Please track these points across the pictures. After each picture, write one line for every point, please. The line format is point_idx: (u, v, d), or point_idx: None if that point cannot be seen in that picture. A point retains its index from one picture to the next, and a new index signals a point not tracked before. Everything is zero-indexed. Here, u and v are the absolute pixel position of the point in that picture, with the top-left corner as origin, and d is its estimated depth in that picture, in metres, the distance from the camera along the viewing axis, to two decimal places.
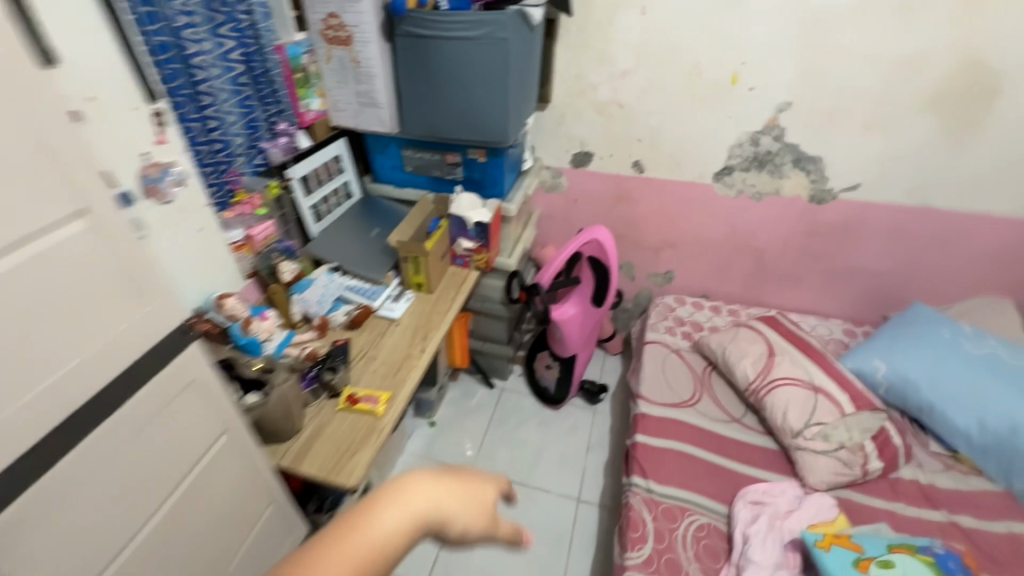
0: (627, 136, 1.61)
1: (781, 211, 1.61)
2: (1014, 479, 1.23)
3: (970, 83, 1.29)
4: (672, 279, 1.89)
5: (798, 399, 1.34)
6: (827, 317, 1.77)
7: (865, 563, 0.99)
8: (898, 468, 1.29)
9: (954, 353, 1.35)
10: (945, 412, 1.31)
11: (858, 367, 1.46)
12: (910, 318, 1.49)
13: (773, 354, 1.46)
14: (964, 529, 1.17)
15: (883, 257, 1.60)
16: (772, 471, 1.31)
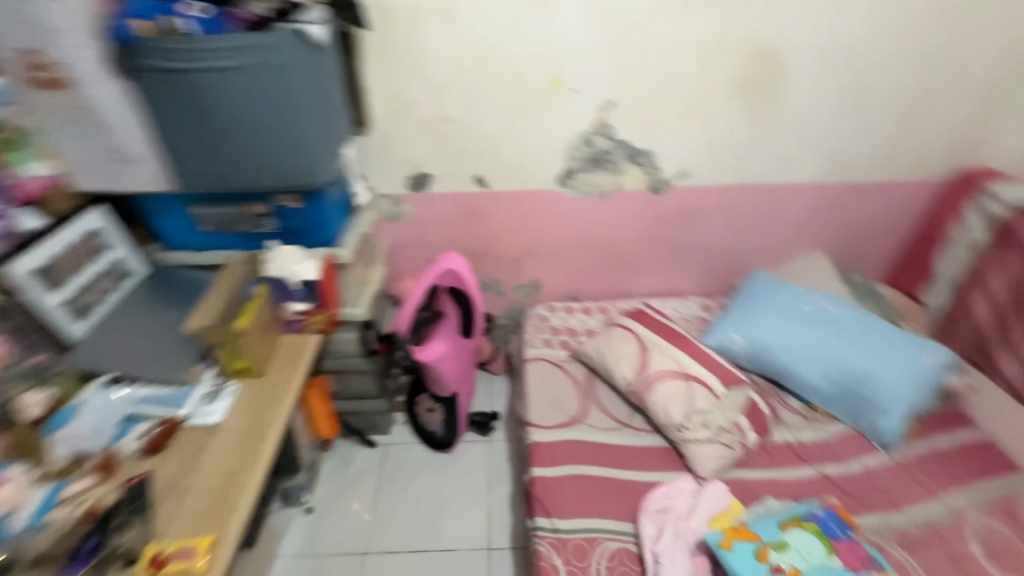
0: (464, 151, 1.50)
1: (627, 206, 1.63)
2: (859, 418, 1.37)
3: (760, 68, 1.40)
4: (540, 288, 1.84)
5: (676, 392, 1.36)
6: (686, 297, 1.84)
7: (765, 553, 1.01)
8: (770, 434, 1.36)
9: (793, 314, 1.48)
10: (797, 371, 1.43)
11: (720, 344, 1.53)
12: (757, 286, 1.60)
13: (647, 350, 1.47)
14: (832, 479, 1.27)
15: (720, 233, 1.70)
16: (666, 470, 1.30)
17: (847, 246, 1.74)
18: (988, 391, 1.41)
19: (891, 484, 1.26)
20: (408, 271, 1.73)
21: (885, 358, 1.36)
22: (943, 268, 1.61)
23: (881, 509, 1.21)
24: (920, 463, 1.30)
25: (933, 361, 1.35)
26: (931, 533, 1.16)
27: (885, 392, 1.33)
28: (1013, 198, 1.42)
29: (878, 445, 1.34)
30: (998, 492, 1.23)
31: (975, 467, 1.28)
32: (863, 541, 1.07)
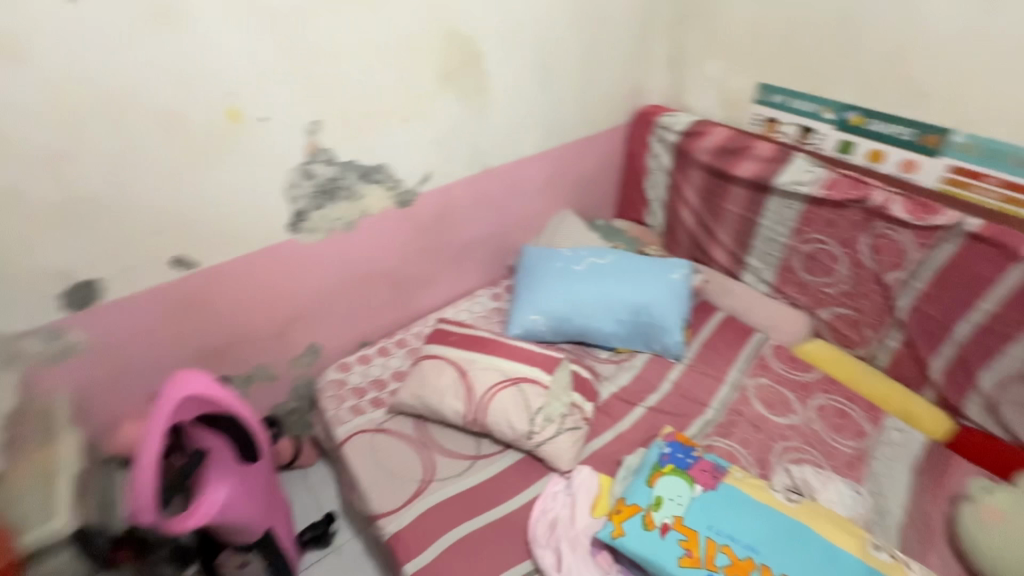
0: (136, 231, 1.07)
1: (382, 229, 1.44)
2: (653, 343, 1.54)
3: (456, 53, 1.34)
4: (321, 351, 1.53)
5: (511, 400, 1.30)
6: (474, 293, 1.79)
7: (649, 518, 1.04)
8: (599, 393, 1.43)
9: (572, 276, 1.57)
10: (595, 324, 1.54)
11: (524, 329, 1.57)
12: (533, 261, 1.64)
13: (465, 371, 1.36)
14: (658, 408, 1.41)
15: (481, 223, 1.67)
16: (534, 480, 1.25)
17: (583, 197, 1.92)
18: (715, 278, 1.76)
19: (694, 386, 1.46)
20: (127, 413, 1.22)
21: (649, 285, 1.54)
22: (652, 193, 1.92)
23: (697, 412, 1.40)
24: (703, 357, 1.54)
25: (681, 273, 1.57)
26: (733, 411, 1.39)
27: (662, 311, 1.52)
28: (677, 125, 1.74)
29: (672, 358, 1.54)
30: (751, 354, 1.55)
31: (732, 342, 1.59)
32: (705, 453, 1.19)
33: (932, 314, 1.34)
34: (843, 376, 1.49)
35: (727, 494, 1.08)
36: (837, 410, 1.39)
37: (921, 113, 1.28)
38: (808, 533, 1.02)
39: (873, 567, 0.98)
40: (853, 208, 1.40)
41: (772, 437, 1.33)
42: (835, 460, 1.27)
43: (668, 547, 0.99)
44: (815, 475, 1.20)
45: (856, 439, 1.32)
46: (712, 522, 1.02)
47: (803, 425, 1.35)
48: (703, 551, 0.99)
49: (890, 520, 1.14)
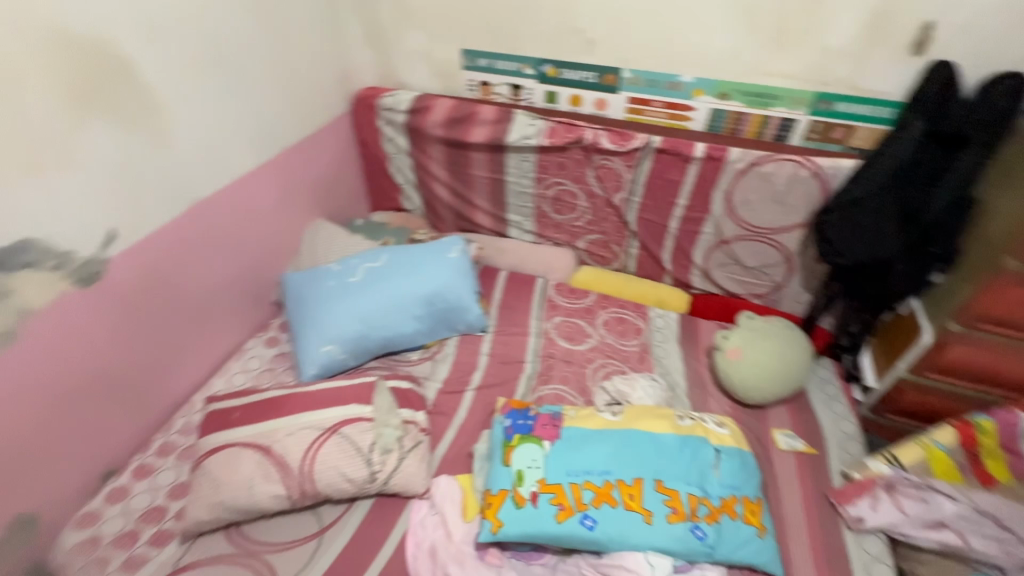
0: None
1: (69, 322, 1.05)
2: (458, 325, 1.52)
3: (93, 67, 1.00)
4: (41, 515, 1.08)
5: (338, 454, 1.12)
6: (243, 348, 1.50)
7: (518, 496, 1.04)
8: (426, 397, 1.37)
9: (351, 292, 1.44)
10: (395, 330, 1.44)
11: (321, 365, 1.39)
12: (298, 286, 1.49)
13: (268, 449, 1.12)
14: (485, 384, 1.42)
15: (218, 267, 1.38)
16: (396, 518, 1.13)
17: (329, 202, 1.76)
18: (487, 242, 1.83)
19: (507, 349, 1.52)
20: None
21: (434, 271, 1.50)
22: (400, 177, 1.87)
23: (519, 371, 1.46)
24: (504, 320, 1.61)
25: (459, 249, 1.56)
26: (546, 357, 1.50)
27: (454, 292, 1.50)
28: (399, 105, 1.70)
29: (479, 331, 1.56)
30: (541, 299, 1.69)
31: (522, 295, 1.70)
32: (540, 408, 1.25)
33: (652, 219, 1.64)
34: (612, 289, 1.74)
35: (570, 436, 1.15)
36: (617, 319, 1.63)
37: (596, 57, 1.47)
38: (637, 432, 1.17)
39: (686, 433, 1.18)
40: (573, 149, 1.58)
41: (582, 364, 1.48)
42: (631, 361, 1.49)
43: (544, 511, 1.02)
44: (624, 382, 1.36)
45: (638, 337, 1.56)
46: (569, 467, 1.08)
47: (600, 343, 1.54)
48: (572, 497, 1.04)
49: (680, 389, 1.41)
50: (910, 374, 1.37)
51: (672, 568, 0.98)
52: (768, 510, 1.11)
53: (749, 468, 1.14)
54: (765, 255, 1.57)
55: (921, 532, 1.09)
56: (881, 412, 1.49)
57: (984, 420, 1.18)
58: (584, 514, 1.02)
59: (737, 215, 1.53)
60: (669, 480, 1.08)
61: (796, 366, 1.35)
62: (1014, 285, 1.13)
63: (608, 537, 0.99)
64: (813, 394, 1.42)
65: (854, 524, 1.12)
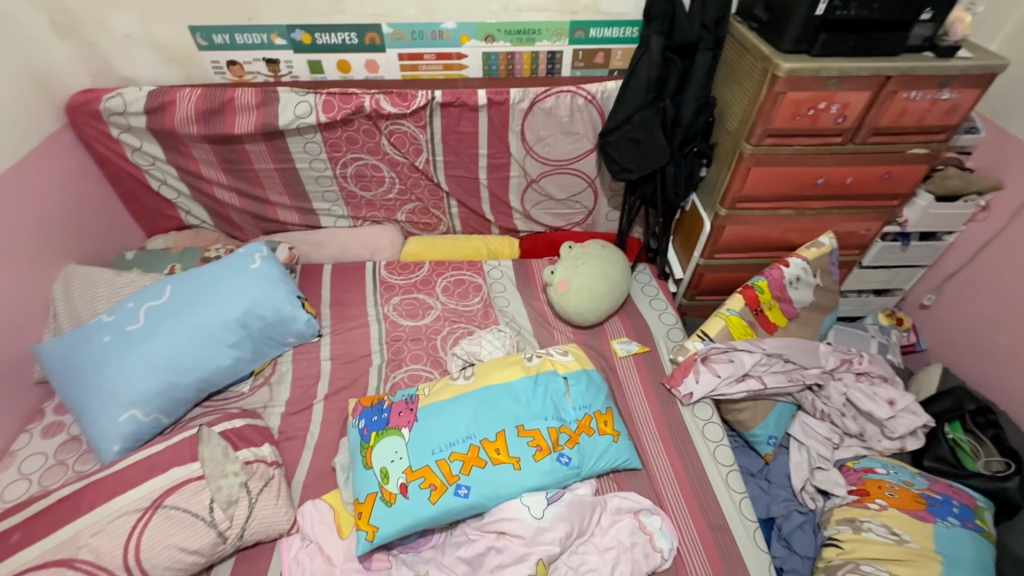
0: None
1: None
2: (286, 339, 1.38)
3: None
4: None
5: (171, 530, 0.96)
6: (13, 450, 1.19)
7: (388, 493, 1.01)
8: (269, 426, 1.23)
9: (136, 342, 1.20)
10: (209, 369, 1.25)
11: (127, 436, 1.16)
12: (61, 355, 1.20)
13: (72, 560, 0.91)
14: (333, 390, 1.32)
15: None
16: (267, 565, 1.02)
17: (79, 243, 1.43)
18: (299, 240, 1.66)
19: (350, 346, 1.42)
20: None
21: (237, 289, 1.31)
22: (168, 191, 1.59)
23: (366, 365, 1.38)
24: (338, 317, 1.50)
25: (261, 256, 1.38)
26: (392, 341, 1.44)
27: (270, 305, 1.34)
28: (131, 106, 1.41)
29: (315, 337, 1.43)
30: (374, 284, 1.60)
31: (352, 285, 1.59)
32: (393, 396, 1.20)
33: (461, 174, 1.62)
34: (444, 254, 1.72)
35: (427, 414, 1.13)
36: (456, 282, 1.62)
37: (349, 15, 1.35)
38: (491, 387, 1.19)
39: (536, 372, 1.24)
40: (357, 120, 1.47)
41: (430, 338, 1.45)
42: (476, 319, 1.50)
43: (416, 498, 1.00)
44: (470, 343, 1.37)
45: (478, 294, 1.58)
46: (431, 446, 1.07)
47: (443, 311, 1.52)
48: (440, 474, 1.03)
49: (525, 332, 1.46)
50: (703, 260, 1.58)
51: (546, 501, 1.04)
52: (619, 415, 1.23)
53: (595, 384, 1.24)
54: (571, 185, 1.66)
55: (733, 388, 1.30)
56: (693, 297, 1.70)
57: (760, 281, 1.41)
58: (456, 485, 1.02)
59: (536, 153, 1.58)
60: (528, 422, 1.13)
61: (618, 280, 1.48)
62: (752, 165, 1.34)
63: (482, 498, 1.01)
64: (637, 298, 1.58)
65: (685, 400, 1.29)
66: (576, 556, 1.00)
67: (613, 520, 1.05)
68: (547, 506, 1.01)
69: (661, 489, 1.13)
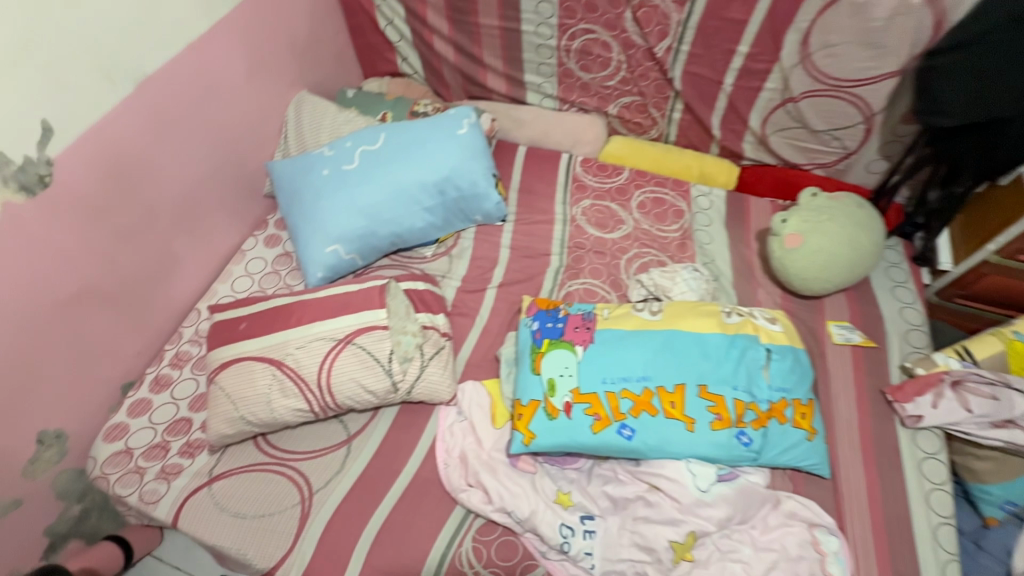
0: None
1: (26, 237, 0.90)
2: (473, 215, 1.34)
3: None
4: (67, 431, 1.06)
5: (356, 365, 1.05)
6: (242, 250, 1.37)
7: (551, 407, 0.97)
8: (444, 297, 1.25)
9: (348, 182, 1.24)
10: (404, 226, 1.27)
11: (328, 268, 1.25)
12: (288, 177, 1.28)
13: (280, 362, 1.04)
14: (507, 280, 1.29)
15: (191, 159, 1.17)
16: (424, 424, 1.09)
17: (312, 71, 1.48)
18: (501, 112, 1.56)
19: (531, 240, 1.35)
20: None
21: (442, 153, 1.27)
22: (392, 32, 1.55)
23: (544, 264, 1.31)
24: (525, 206, 1.42)
25: (469, 123, 1.30)
26: (574, 247, 1.34)
27: (468, 178, 1.29)
28: None
29: (499, 222, 1.38)
30: (567, 179, 1.48)
31: (544, 176, 1.49)
32: (570, 308, 1.13)
33: (702, 73, 1.34)
34: (648, 165, 1.51)
35: (605, 340, 1.04)
36: (655, 200, 1.42)
37: None
38: (679, 333, 1.05)
39: (734, 331, 1.07)
40: None
41: (614, 255, 1.32)
42: (670, 249, 1.32)
43: (578, 422, 0.95)
44: (661, 275, 1.22)
45: (678, 222, 1.38)
46: (602, 375, 1.00)
47: (634, 229, 1.36)
48: (608, 407, 0.96)
49: (723, 281, 1.26)
50: (995, 256, 1.18)
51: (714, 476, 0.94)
52: (820, 411, 1.03)
53: (801, 368, 1.04)
54: (839, 115, 1.29)
55: (984, 430, 1.01)
56: (949, 297, 1.33)
57: None
58: (621, 424, 0.95)
59: (811, 64, 1.23)
60: (713, 384, 0.99)
61: (865, 251, 1.18)
62: None
63: (646, 445, 0.94)
64: (876, 279, 1.26)
65: (909, 421, 1.04)
66: (727, 541, 0.89)
67: (782, 523, 0.91)
68: (716, 482, 0.91)
69: (846, 510, 0.96)
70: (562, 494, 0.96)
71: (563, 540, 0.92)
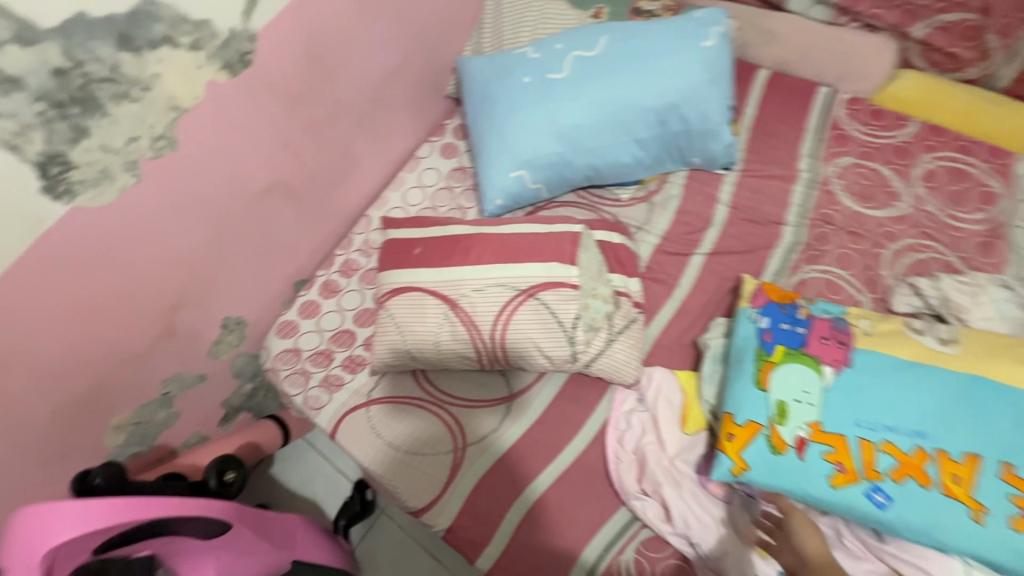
0: None
1: (226, 121, 0.82)
2: (691, 157, 1.06)
3: None
4: (246, 319, 1.08)
5: (536, 324, 0.90)
6: (416, 156, 1.23)
7: (777, 438, 0.75)
8: (638, 256, 1.03)
9: (551, 96, 1.01)
10: (606, 159, 1.03)
11: (509, 195, 1.08)
12: (482, 80, 1.07)
13: (454, 303, 0.93)
14: (720, 248, 1.03)
15: (384, 43, 1.02)
16: (595, 402, 0.95)
17: None
18: (746, 19, 1.18)
19: (759, 201, 1.05)
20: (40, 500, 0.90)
21: (675, 71, 0.98)
22: None
23: (771, 237, 1.02)
24: (759, 152, 1.10)
25: (718, 34, 0.99)
26: (818, 221, 1.02)
27: (700, 108, 1.00)
28: None
29: (721, 169, 1.08)
30: (821, 124, 1.11)
31: (790, 115, 1.13)
32: (811, 305, 0.86)
33: None
34: (952, 121, 1.07)
35: (867, 365, 0.77)
36: (952, 173, 1.02)
37: None
38: (988, 381, 0.74)
39: None
40: None
41: (876, 241, 0.98)
42: (965, 247, 0.95)
43: (812, 468, 0.73)
44: (957, 286, 0.89)
45: (984, 209, 0.98)
46: (857, 415, 0.74)
47: (913, 210, 1.00)
48: (859, 459, 0.72)
49: None
50: None
51: None
52: None
53: None
54: None
55: None
56: None
57: None
58: (875, 486, 0.71)
59: None
60: None
61: None
62: None
63: (902, 521, 0.70)
64: None
65: None
66: None
67: None
68: None
69: None
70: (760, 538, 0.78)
71: None
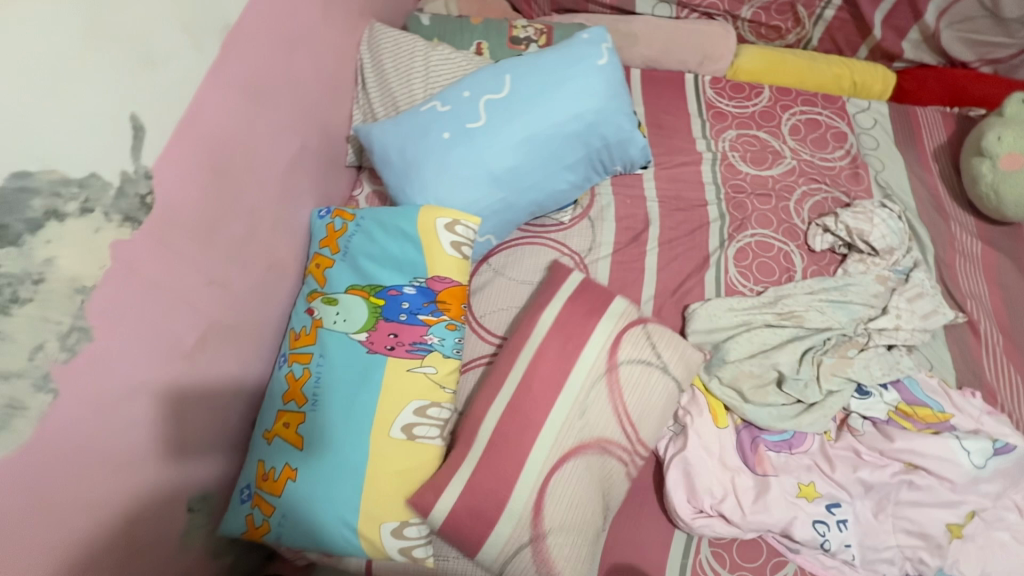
0: None
1: (136, 279, 0.66)
2: (614, 167, 1.12)
3: None
4: (211, 490, 0.86)
5: (562, 550, 0.79)
6: None
7: (268, 504, 0.84)
8: (601, 274, 1.06)
9: (476, 146, 0.99)
10: (543, 192, 1.05)
11: None
12: (396, 145, 1.00)
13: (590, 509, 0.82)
14: (667, 239, 1.10)
15: (280, 130, 0.91)
16: None
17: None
18: (609, 26, 1.28)
19: (680, 189, 1.16)
20: None
21: (581, 92, 1.02)
22: None
23: (702, 216, 1.13)
24: (663, 145, 1.20)
25: (609, 50, 1.05)
26: (732, 191, 1.15)
27: (612, 124, 1.05)
28: None
29: (640, 168, 1.15)
30: (700, 106, 1.24)
31: (673, 105, 1.24)
32: (303, 521, 0.83)
33: None
34: (788, 81, 1.28)
35: (287, 512, 0.84)
36: (809, 123, 1.22)
37: None
38: (293, 477, 0.85)
39: (295, 389, 0.89)
40: None
41: (781, 195, 1.14)
42: (842, 182, 1.15)
43: (279, 381, 0.91)
44: (855, 216, 1.05)
45: (842, 146, 1.19)
46: (292, 499, 0.84)
47: (796, 163, 1.18)
48: (280, 435, 0.87)
49: (912, 215, 1.11)
50: None
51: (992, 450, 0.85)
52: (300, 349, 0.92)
53: (345, 451, 0.84)
54: None
55: None
56: None
57: None
58: (285, 398, 0.89)
59: None
60: (282, 376, 0.91)
61: None
62: None
63: (276, 374, 0.93)
64: None
65: None
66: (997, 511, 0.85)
67: None
68: (993, 457, 0.85)
69: None
70: (806, 486, 0.86)
71: (822, 538, 0.82)
